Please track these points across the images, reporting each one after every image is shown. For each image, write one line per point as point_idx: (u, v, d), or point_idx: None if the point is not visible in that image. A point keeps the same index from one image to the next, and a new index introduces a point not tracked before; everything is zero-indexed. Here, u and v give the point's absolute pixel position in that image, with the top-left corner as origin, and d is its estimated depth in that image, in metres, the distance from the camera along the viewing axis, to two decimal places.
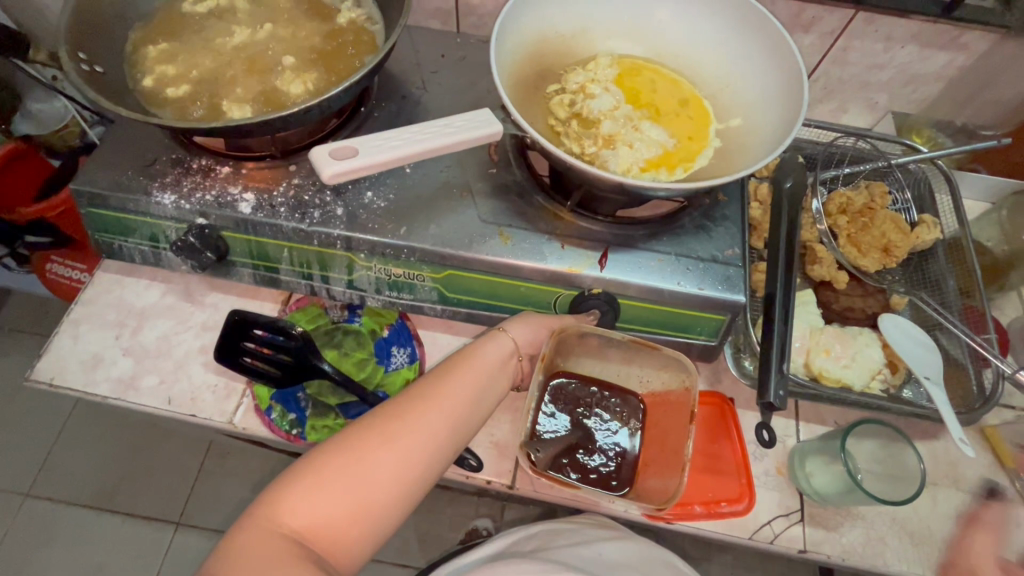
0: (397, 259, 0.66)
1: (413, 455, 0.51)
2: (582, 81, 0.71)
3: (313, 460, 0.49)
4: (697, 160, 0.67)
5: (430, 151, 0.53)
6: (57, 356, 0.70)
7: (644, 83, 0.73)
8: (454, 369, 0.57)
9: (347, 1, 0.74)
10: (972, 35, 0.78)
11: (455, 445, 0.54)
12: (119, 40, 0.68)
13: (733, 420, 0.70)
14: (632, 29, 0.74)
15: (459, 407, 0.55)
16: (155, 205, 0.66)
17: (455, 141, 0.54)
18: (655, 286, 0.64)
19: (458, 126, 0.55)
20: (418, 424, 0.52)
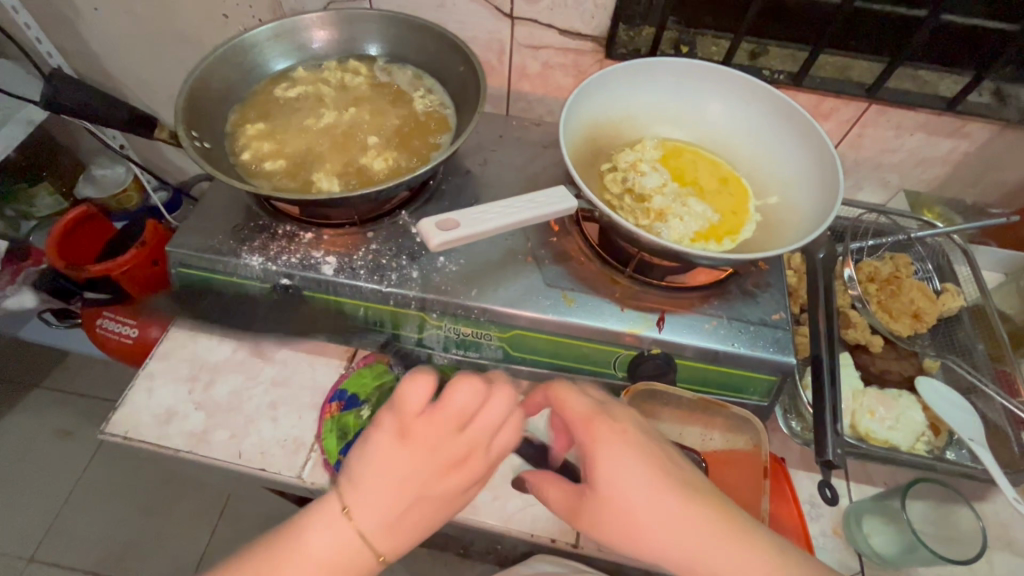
0: (468, 320, 0.71)
1: (333, 568, 0.51)
2: (633, 160, 0.79)
3: (270, 538, 0.53)
4: (742, 233, 0.74)
5: (522, 222, 0.59)
6: (132, 409, 0.73)
7: (687, 163, 0.81)
8: (377, 460, 0.53)
9: (420, 90, 0.83)
10: (975, 126, 0.88)
11: (393, 548, 0.53)
12: (221, 120, 0.76)
13: (787, 479, 0.71)
14: (675, 116, 0.83)
15: (399, 502, 0.52)
16: (243, 266, 0.71)
17: (543, 215, 0.60)
18: (711, 348, 0.69)
19: (545, 203, 0.61)
20: (299, 556, 0.51)
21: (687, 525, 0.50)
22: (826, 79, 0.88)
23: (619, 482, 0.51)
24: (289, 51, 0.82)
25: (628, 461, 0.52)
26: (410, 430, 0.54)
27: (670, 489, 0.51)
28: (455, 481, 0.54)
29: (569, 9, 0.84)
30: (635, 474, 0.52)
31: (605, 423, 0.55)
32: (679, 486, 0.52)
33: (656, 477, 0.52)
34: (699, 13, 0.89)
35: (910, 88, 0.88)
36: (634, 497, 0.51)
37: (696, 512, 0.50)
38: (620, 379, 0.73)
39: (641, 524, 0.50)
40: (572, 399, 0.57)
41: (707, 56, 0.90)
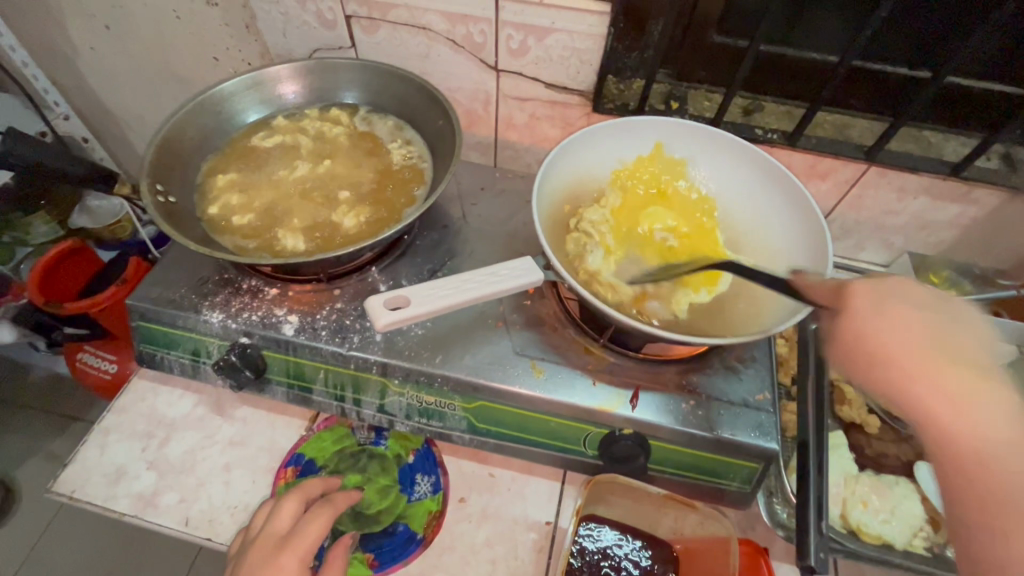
0: (430, 387, 0.67)
1: None
2: (599, 215, 0.74)
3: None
4: (721, 287, 0.71)
5: (474, 300, 0.61)
6: (82, 467, 0.70)
7: (644, 205, 0.78)
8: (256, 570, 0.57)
9: (398, 141, 0.81)
10: (982, 192, 0.83)
11: None
12: (193, 172, 0.75)
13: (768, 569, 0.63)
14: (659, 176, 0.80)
15: None
16: (203, 322, 0.69)
17: (491, 293, 0.61)
18: (688, 429, 0.64)
19: (498, 279, 0.62)
20: None
21: (941, 377, 0.43)
22: (824, 140, 0.84)
23: (896, 336, 0.45)
24: (267, 99, 0.81)
25: (907, 317, 0.46)
26: (274, 552, 0.58)
27: (943, 356, 0.43)
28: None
29: (555, 64, 0.82)
30: (927, 323, 0.45)
31: (886, 288, 0.48)
32: (946, 349, 0.44)
33: (937, 339, 0.44)
34: (692, 66, 0.85)
35: (913, 150, 0.83)
36: (914, 357, 0.44)
37: (941, 361, 0.43)
38: (590, 457, 0.68)
39: (918, 385, 0.43)
40: (317, 520, 0.60)
41: (699, 110, 0.86)
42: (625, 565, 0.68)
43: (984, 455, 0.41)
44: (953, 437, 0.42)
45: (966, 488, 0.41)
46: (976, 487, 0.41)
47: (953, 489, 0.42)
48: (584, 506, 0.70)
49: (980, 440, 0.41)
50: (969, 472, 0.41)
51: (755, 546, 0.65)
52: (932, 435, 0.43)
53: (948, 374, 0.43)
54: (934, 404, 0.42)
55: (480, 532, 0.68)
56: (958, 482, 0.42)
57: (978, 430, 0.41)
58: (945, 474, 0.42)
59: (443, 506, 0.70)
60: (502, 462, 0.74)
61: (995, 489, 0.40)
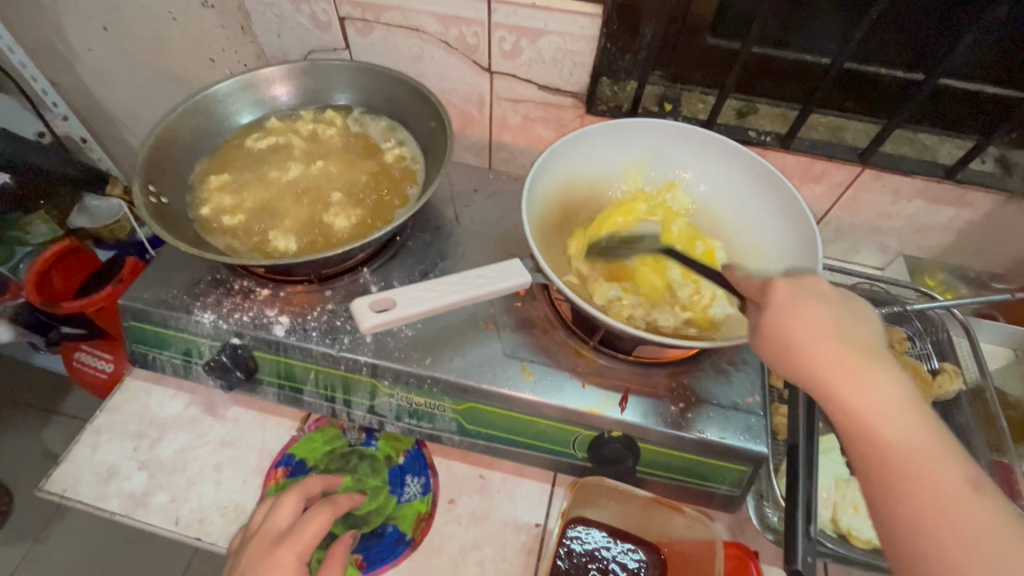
0: (419, 388, 0.67)
1: None
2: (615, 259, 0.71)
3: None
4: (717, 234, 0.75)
5: (460, 302, 0.61)
6: (74, 466, 0.71)
7: (601, 228, 0.74)
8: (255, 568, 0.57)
9: (391, 141, 0.81)
10: (977, 195, 0.82)
11: None
12: (186, 172, 0.76)
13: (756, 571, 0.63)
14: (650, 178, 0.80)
15: None
16: (194, 323, 0.69)
17: (476, 296, 0.61)
18: (677, 431, 0.64)
19: (484, 282, 0.62)
20: None
21: (843, 368, 0.47)
22: (817, 142, 0.84)
23: (808, 327, 0.49)
24: (260, 101, 0.81)
25: (811, 314, 0.49)
26: (272, 550, 0.58)
27: (847, 349, 0.47)
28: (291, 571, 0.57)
29: (548, 65, 0.82)
30: (833, 321, 0.49)
31: (796, 285, 0.52)
32: (852, 342, 0.48)
33: (840, 328, 0.49)
34: (686, 68, 0.85)
35: (908, 152, 0.83)
36: (824, 349, 0.48)
37: (858, 360, 0.47)
38: (580, 460, 0.68)
39: (830, 374, 0.47)
40: (316, 517, 0.61)
41: (692, 113, 0.86)
42: (613, 567, 0.68)
43: (894, 436, 0.44)
44: (866, 422, 0.45)
45: (877, 475, 0.44)
46: (889, 473, 0.44)
47: (873, 479, 0.45)
48: (573, 509, 0.70)
49: (885, 422, 0.45)
50: (881, 458, 0.44)
51: (741, 549, 0.65)
52: (848, 423, 0.46)
53: (857, 369, 0.46)
54: (850, 392, 0.46)
55: (469, 534, 0.68)
56: (870, 468, 0.45)
57: (883, 413, 0.45)
58: (863, 462, 0.45)
59: (433, 507, 0.70)
60: (493, 463, 0.74)
61: (902, 469, 0.43)
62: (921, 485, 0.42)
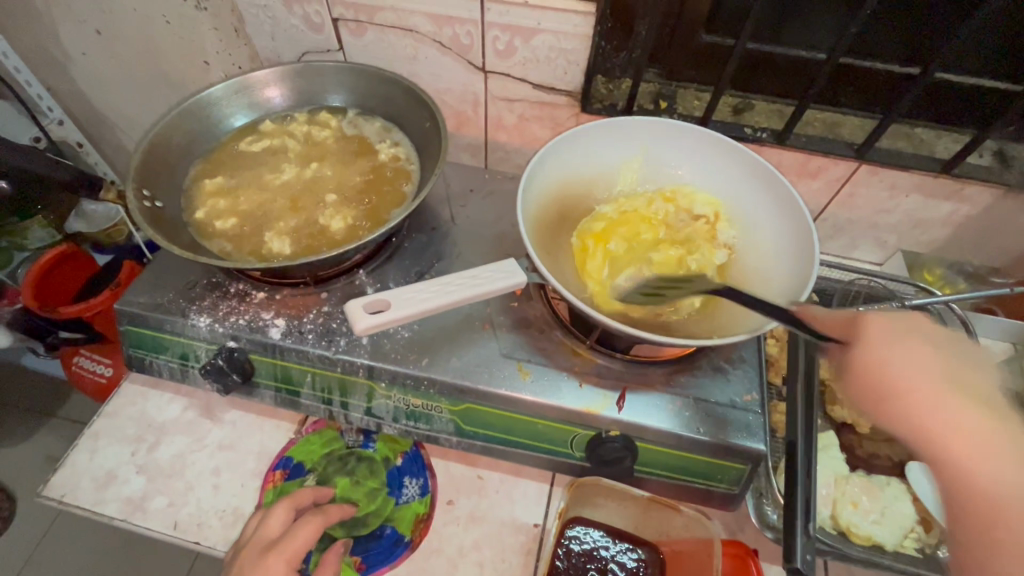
0: (416, 390, 0.67)
1: None
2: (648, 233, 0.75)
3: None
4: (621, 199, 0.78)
5: (454, 302, 0.61)
6: (72, 471, 0.71)
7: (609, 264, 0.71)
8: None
9: (386, 142, 0.81)
10: (975, 189, 0.82)
11: None
12: (180, 176, 0.75)
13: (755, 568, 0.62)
14: (644, 174, 0.80)
15: None
16: (190, 327, 0.69)
17: (470, 296, 0.61)
18: (675, 430, 0.64)
19: (479, 282, 0.62)
20: None
21: (947, 420, 0.44)
22: (813, 138, 0.83)
23: (907, 369, 0.46)
24: (254, 104, 0.81)
25: (926, 351, 0.46)
26: (260, 561, 0.58)
27: (954, 394, 0.44)
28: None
29: (542, 64, 0.82)
30: (938, 360, 0.46)
31: (896, 319, 0.49)
32: (957, 383, 0.45)
33: (950, 368, 0.46)
34: (680, 65, 0.85)
35: (905, 148, 0.82)
36: (929, 390, 0.45)
37: (960, 399, 0.44)
38: (578, 459, 0.68)
39: (934, 424, 0.44)
40: (306, 527, 0.61)
41: (688, 110, 0.86)
42: (612, 567, 0.68)
43: (996, 496, 0.42)
44: (971, 483, 0.43)
45: (981, 535, 0.43)
46: (995, 534, 0.42)
47: (971, 538, 0.44)
48: (570, 509, 0.70)
49: (995, 484, 0.42)
50: (996, 522, 0.42)
51: (744, 548, 0.64)
52: (952, 477, 0.44)
53: (964, 408, 0.44)
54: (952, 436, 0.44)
55: (468, 535, 0.68)
56: (971, 526, 0.44)
57: (996, 476, 0.42)
58: (964, 518, 0.44)
59: (431, 509, 0.70)
60: (491, 463, 0.74)
61: (1015, 536, 0.41)
62: (1014, 538, 0.41)
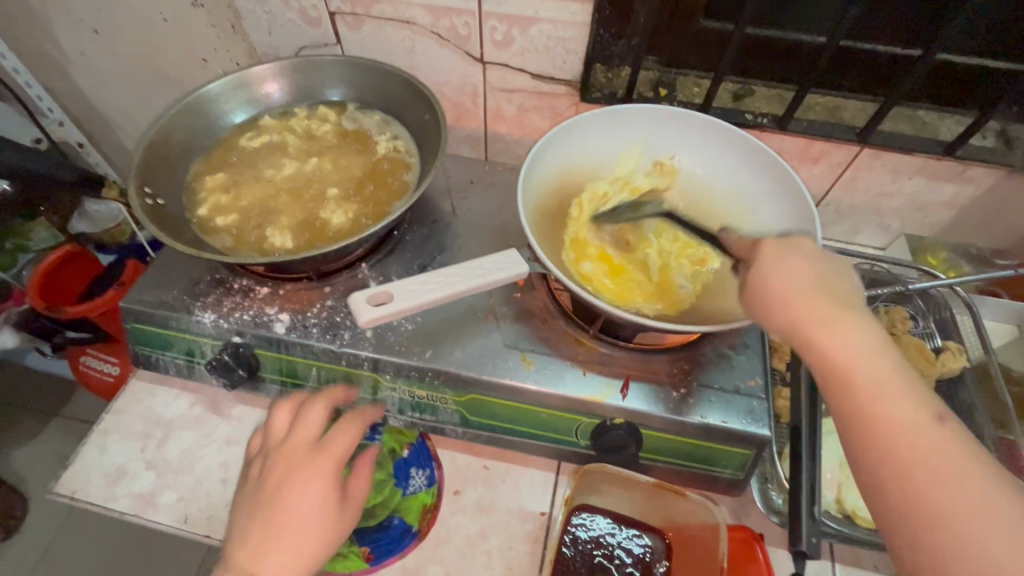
0: (421, 382, 0.68)
1: None
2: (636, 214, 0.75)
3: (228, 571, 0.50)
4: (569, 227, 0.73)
5: (460, 293, 0.62)
6: (82, 468, 0.71)
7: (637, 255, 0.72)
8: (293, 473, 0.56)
9: (385, 134, 0.81)
10: (978, 171, 0.81)
11: None
12: (181, 173, 0.76)
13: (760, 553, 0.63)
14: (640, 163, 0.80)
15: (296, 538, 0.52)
16: (195, 323, 0.70)
17: (475, 287, 0.61)
18: (679, 417, 0.64)
19: (483, 272, 0.62)
20: None
21: (820, 317, 0.47)
22: (815, 122, 0.83)
23: (786, 284, 0.49)
24: (253, 100, 0.81)
25: (802, 266, 0.50)
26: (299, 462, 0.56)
27: (826, 301, 0.47)
28: (329, 504, 0.54)
29: (540, 54, 0.81)
30: (808, 273, 0.50)
31: (783, 243, 0.53)
32: (830, 294, 0.48)
33: (816, 279, 0.49)
34: (680, 52, 0.84)
35: (907, 130, 0.82)
36: (804, 298, 0.48)
37: (827, 302, 0.47)
38: (583, 447, 0.68)
39: (821, 326, 0.46)
40: (344, 435, 0.58)
41: (688, 97, 0.85)
42: (619, 553, 0.68)
43: (866, 383, 0.44)
44: (841, 374, 0.45)
45: (863, 433, 0.43)
46: (874, 433, 0.43)
47: (860, 444, 0.43)
48: (576, 498, 0.70)
49: (855, 371, 0.44)
50: (877, 423, 0.43)
51: (751, 532, 0.65)
52: (829, 372, 0.45)
53: (828, 314, 0.47)
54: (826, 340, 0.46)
55: (475, 524, 0.69)
56: (851, 421, 0.44)
57: (855, 371, 0.44)
58: (848, 430, 0.44)
59: (438, 499, 0.70)
60: (497, 454, 0.74)
61: (896, 437, 0.42)
62: (915, 464, 0.40)
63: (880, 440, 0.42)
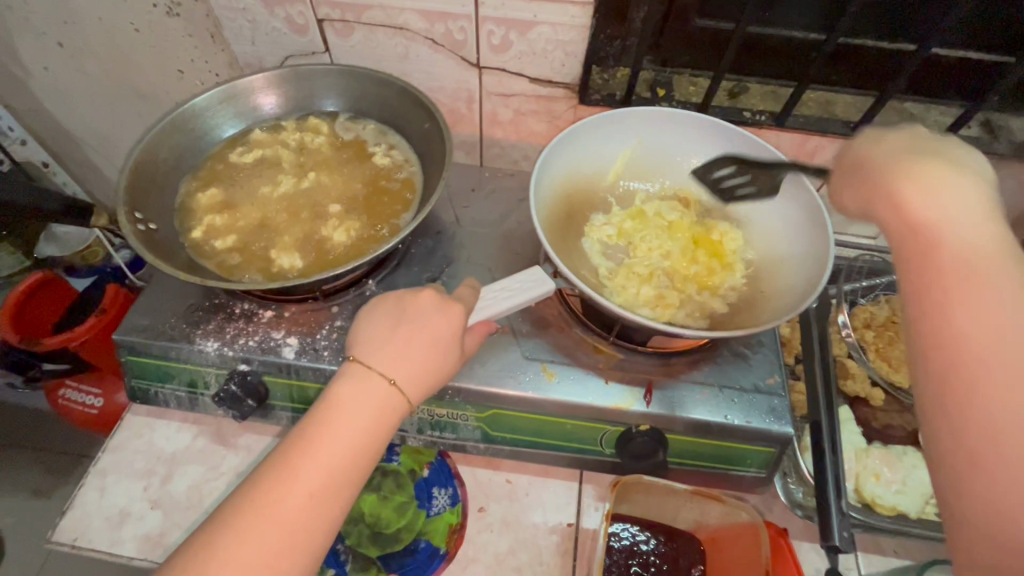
0: (441, 400, 0.66)
1: (329, 472, 0.46)
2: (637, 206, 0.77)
3: (268, 461, 0.46)
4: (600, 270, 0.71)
5: (490, 317, 0.60)
6: (80, 513, 0.67)
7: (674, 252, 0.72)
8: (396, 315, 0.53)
9: (381, 145, 0.79)
10: None
11: (280, 473, 0.45)
12: (171, 194, 0.72)
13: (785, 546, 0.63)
14: (638, 167, 0.80)
15: (387, 417, 0.49)
16: (197, 352, 0.66)
17: (501, 311, 0.60)
18: (704, 419, 0.64)
19: (509, 293, 0.62)
20: (285, 480, 0.45)
21: (943, 194, 0.42)
22: (810, 118, 0.84)
23: (915, 179, 0.43)
24: (242, 113, 0.78)
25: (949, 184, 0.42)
26: (398, 325, 0.52)
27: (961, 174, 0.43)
28: (395, 417, 0.49)
29: (538, 57, 0.80)
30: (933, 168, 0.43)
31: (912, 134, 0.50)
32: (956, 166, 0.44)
33: (917, 161, 0.45)
34: (675, 52, 0.84)
35: (898, 123, 0.83)
36: (933, 207, 0.42)
37: (940, 179, 0.43)
38: (608, 456, 0.68)
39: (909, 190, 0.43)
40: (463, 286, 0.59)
41: (685, 96, 0.86)
42: (653, 561, 0.68)
43: (930, 226, 0.42)
44: (924, 232, 0.41)
45: (929, 321, 0.40)
46: (955, 347, 0.38)
47: (922, 298, 0.40)
48: (613, 507, 0.69)
49: (946, 225, 0.41)
50: (941, 276, 0.40)
51: (777, 528, 0.65)
52: (919, 242, 0.42)
53: (950, 183, 0.42)
54: (916, 198, 0.43)
55: (503, 540, 0.68)
56: (925, 305, 0.40)
57: (965, 235, 0.40)
58: (921, 319, 0.40)
59: (463, 518, 0.69)
60: (518, 466, 0.73)
61: (977, 335, 0.37)
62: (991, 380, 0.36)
63: (954, 338, 0.38)
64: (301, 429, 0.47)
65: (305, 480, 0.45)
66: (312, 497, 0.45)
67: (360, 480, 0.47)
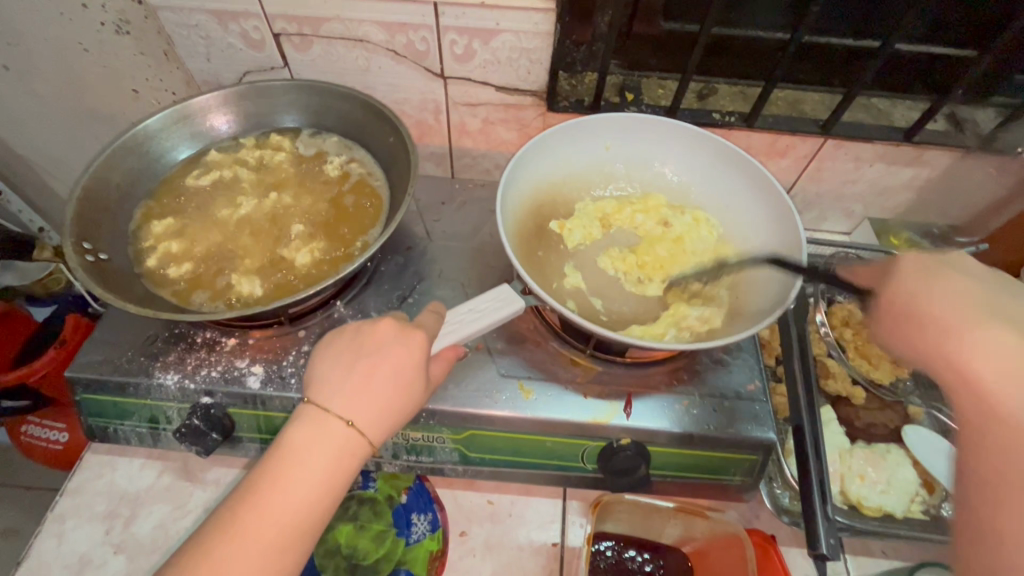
0: (415, 424, 0.63)
1: (282, 527, 0.44)
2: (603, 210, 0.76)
3: (218, 514, 0.44)
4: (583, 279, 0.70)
5: (456, 342, 0.58)
6: (37, 563, 0.63)
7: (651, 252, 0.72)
8: (357, 351, 0.51)
9: (342, 158, 0.76)
10: (934, 153, 0.83)
11: (227, 530, 0.43)
12: (123, 221, 0.69)
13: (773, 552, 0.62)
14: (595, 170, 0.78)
15: (345, 463, 0.46)
16: (156, 387, 0.63)
17: (468, 334, 0.58)
18: (685, 430, 0.62)
19: (475, 316, 0.60)
20: (235, 537, 0.43)
21: (976, 342, 0.45)
22: (778, 117, 0.83)
23: (949, 303, 0.48)
24: (197, 133, 0.75)
25: (962, 286, 0.49)
26: (356, 362, 0.50)
27: (990, 322, 0.46)
28: (356, 462, 0.47)
29: (503, 66, 0.78)
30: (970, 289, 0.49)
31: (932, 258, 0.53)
32: (991, 313, 0.47)
33: (977, 297, 0.49)
34: (642, 55, 0.83)
35: (865, 119, 0.84)
36: (961, 320, 0.47)
37: (981, 318, 0.46)
38: (591, 471, 0.66)
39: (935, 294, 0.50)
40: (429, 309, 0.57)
41: (655, 100, 0.84)
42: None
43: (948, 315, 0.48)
44: (964, 365, 0.45)
45: (982, 467, 0.42)
46: (995, 463, 0.42)
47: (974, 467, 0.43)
48: (599, 521, 0.68)
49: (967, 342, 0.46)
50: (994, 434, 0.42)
51: (763, 536, 0.63)
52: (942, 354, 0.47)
53: (959, 312, 0.48)
54: (955, 336, 0.47)
55: (486, 565, 0.65)
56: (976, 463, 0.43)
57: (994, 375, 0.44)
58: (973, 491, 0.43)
59: (444, 544, 0.66)
60: (500, 487, 0.71)
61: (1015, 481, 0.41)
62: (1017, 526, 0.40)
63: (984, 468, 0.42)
64: (253, 479, 0.45)
65: (255, 536, 0.43)
66: (262, 554, 0.43)
67: (317, 529, 0.45)
